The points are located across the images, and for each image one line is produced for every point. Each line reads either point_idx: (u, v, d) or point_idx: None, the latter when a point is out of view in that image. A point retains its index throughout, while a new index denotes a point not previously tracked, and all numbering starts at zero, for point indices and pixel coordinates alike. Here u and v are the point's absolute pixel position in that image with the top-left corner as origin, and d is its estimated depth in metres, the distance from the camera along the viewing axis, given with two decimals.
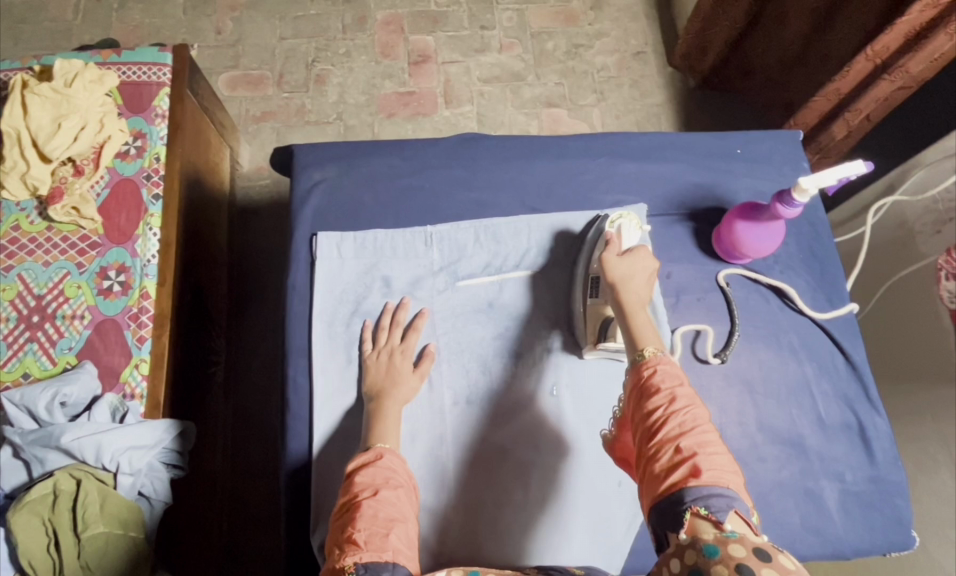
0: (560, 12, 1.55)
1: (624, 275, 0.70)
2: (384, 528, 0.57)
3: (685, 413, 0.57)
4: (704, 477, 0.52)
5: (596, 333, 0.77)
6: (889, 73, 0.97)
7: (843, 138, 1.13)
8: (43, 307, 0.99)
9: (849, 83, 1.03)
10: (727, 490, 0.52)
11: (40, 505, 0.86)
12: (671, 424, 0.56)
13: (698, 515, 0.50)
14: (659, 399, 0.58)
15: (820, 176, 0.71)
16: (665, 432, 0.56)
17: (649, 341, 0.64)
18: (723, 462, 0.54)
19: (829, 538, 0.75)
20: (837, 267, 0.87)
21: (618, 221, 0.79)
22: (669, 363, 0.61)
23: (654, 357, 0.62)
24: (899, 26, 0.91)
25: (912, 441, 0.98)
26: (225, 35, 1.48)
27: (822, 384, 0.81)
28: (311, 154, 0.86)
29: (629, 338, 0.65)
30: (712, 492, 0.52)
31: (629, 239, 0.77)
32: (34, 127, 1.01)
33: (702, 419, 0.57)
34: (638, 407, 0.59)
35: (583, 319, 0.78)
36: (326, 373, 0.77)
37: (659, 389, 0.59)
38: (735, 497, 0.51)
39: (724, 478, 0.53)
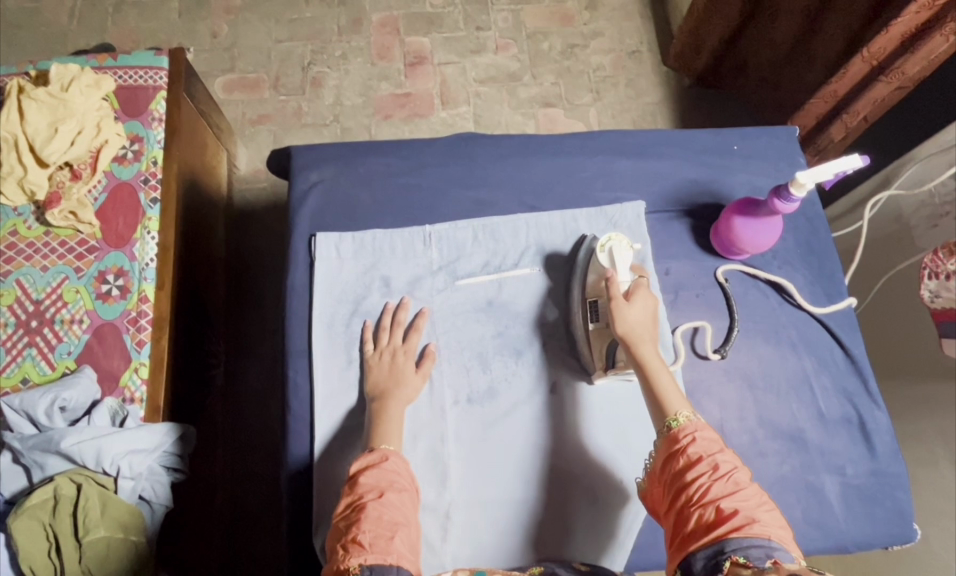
0: (555, 12, 1.55)
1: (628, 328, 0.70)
2: (389, 531, 0.57)
3: (729, 477, 0.58)
4: (748, 529, 0.53)
5: (604, 357, 0.76)
6: (885, 75, 0.97)
7: (841, 140, 1.13)
8: (42, 312, 0.99)
9: (846, 84, 1.04)
10: (770, 541, 0.53)
11: (40, 510, 0.86)
12: (714, 489, 0.57)
13: (737, 564, 0.51)
14: (701, 466, 0.59)
15: (816, 171, 0.71)
16: (709, 497, 0.57)
17: (678, 407, 0.65)
18: (768, 520, 0.55)
19: (831, 532, 0.75)
20: (835, 261, 0.87)
21: (608, 245, 0.79)
22: (706, 431, 0.62)
23: (690, 424, 0.63)
24: (893, 29, 0.91)
25: (913, 434, 0.98)
26: (221, 38, 1.48)
27: (822, 378, 0.81)
28: (308, 155, 0.86)
29: (654, 399, 0.66)
30: (751, 543, 0.53)
31: (623, 269, 0.77)
32: (30, 131, 1.02)
33: (744, 483, 0.58)
34: (678, 473, 0.60)
35: (587, 343, 0.78)
36: (327, 374, 0.77)
37: (700, 457, 0.60)
38: (777, 547, 0.52)
39: (767, 531, 0.54)
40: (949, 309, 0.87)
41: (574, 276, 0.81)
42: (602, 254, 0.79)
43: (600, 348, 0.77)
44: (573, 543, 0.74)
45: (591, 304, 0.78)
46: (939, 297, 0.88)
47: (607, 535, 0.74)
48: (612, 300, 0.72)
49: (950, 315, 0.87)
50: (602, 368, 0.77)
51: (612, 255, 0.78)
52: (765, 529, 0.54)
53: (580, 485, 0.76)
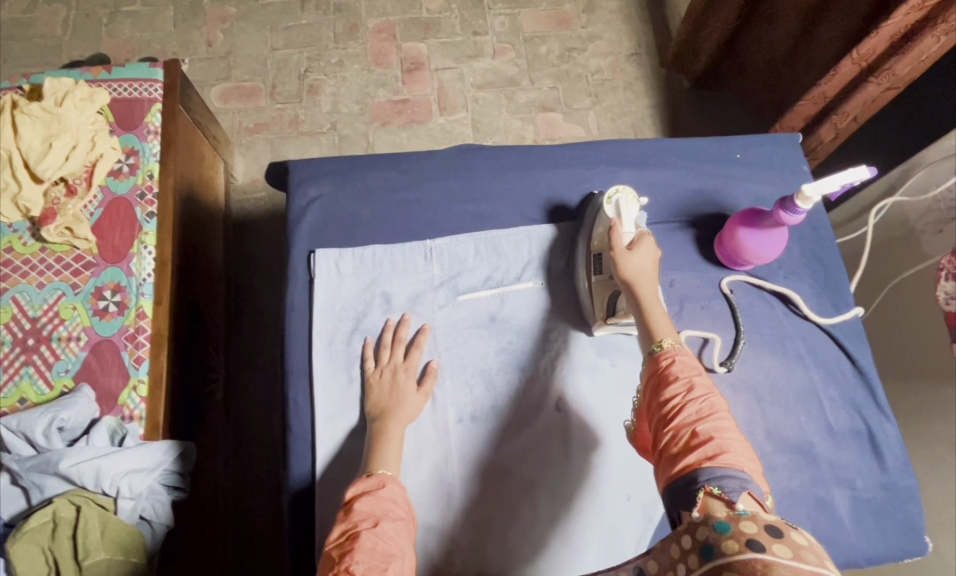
0: (553, 15, 1.54)
1: (635, 275, 0.69)
2: (382, 563, 0.55)
3: (704, 399, 0.57)
4: (722, 459, 0.52)
5: (606, 308, 0.77)
6: (875, 75, 0.95)
7: (832, 141, 1.11)
8: (38, 330, 0.98)
9: (836, 85, 1.02)
10: (743, 472, 0.52)
11: (39, 533, 0.85)
12: (689, 409, 0.56)
13: (714, 496, 0.50)
14: (676, 386, 0.57)
15: (822, 183, 0.71)
16: (682, 418, 0.56)
17: (666, 332, 0.63)
18: (741, 450, 0.54)
19: (842, 547, 0.74)
20: (841, 270, 0.86)
21: (614, 198, 0.77)
22: (687, 353, 0.60)
23: (672, 348, 0.61)
24: (884, 29, 0.90)
25: (921, 441, 0.97)
26: (216, 46, 1.47)
27: (830, 391, 0.80)
28: (306, 169, 0.85)
29: (644, 326, 0.65)
30: (726, 474, 0.52)
31: (627, 220, 0.75)
32: (24, 147, 1.01)
33: (721, 406, 0.57)
34: (655, 395, 0.59)
35: (589, 295, 0.79)
36: (327, 393, 0.76)
37: (677, 376, 0.58)
38: (750, 479, 0.52)
39: (739, 462, 0.53)
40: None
41: (578, 287, 0.80)
42: (609, 206, 0.77)
43: (601, 300, 0.78)
44: (581, 562, 0.72)
45: (595, 257, 0.79)
46: (954, 299, 0.93)
47: (616, 552, 0.73)
48: (613, 250, 0.71)
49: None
50: (602, 319, 0.78)
51: (618, 207, 0.76)
52: (737, 459, 0.53)
53: (588, 502, 0.74)
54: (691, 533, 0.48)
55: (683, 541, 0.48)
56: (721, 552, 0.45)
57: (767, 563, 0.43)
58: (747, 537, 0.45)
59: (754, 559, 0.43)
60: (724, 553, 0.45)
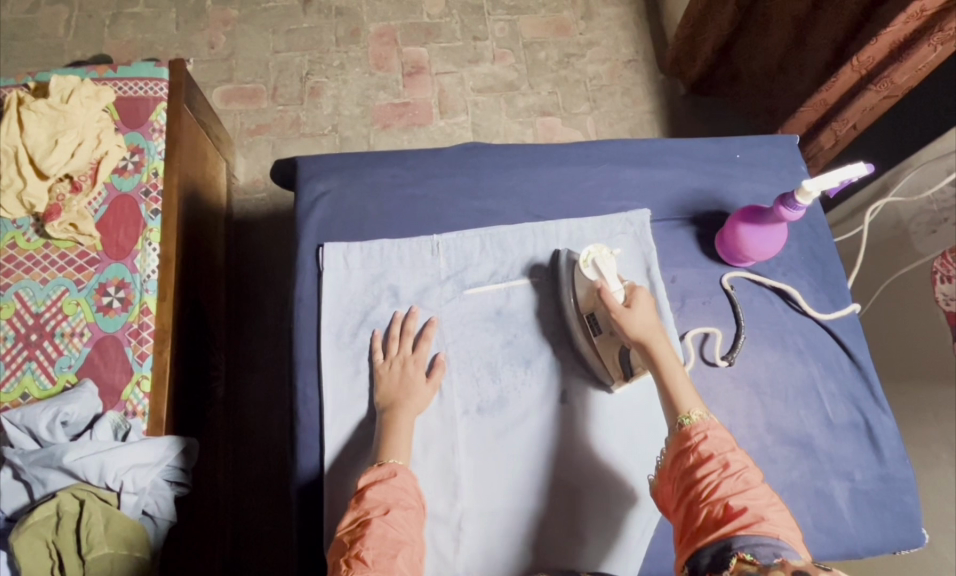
0: (552, 21, 1.56)
1: (648, 337, 0.70)
2: (392, 550, 0.57)
3: (739, 475, 0.59)
4: (757, 528, 0.54)
5: (619, 367, 0.76)
6: (874, 83, 0.98)
7: (831, 148, 1.14)
8: (41, 325, 0.98)
9: (836, 93, 1.05)
10: (778, 539, 0.54)
11: (43, 527, 0.84)
12: (724, 485, 0.59)
13: (745, 561, 0.52)
14: (712, 464, 0.60)
15: (823, 179, 0.72)
16: (717, 493, 0.59)
17: (692, 404, 0.66)
18: (778, 519, 0.56)
19: (842, 538, 0.75)
20: (838, 268, 0.88)
21: (590, 260, 0.76)
22: (718, 429, 0.63)
23: (701, 422, 0.64)
24: (882, 38, 0.92)
25: (916, 438, 0.99)
26: (218, 49, 1.48)
27: (829, 384, 0.82)
28: (314, 165, 0.86)
29: (667, 394, 0.67)
30: (760, 541, 0.54)
31: (611, 279, 0.75)
32: (30, 144, 1.01)
33: (755, 481, 0.59)
34: (688, 468, 0.61)
35: (594, 355, 0.78)
36: (336, 384, 0.77)
37: (711, 454, 0.61)
38: (784, 545, 0.53)
39: (775, 530, 0.55)
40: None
41: (563, 295, 0.81)
42: (588, 270, 0.77)
43: (613, 361, 0.77)
44: (587, 552, 0.74)
45: (588, 318, 0.78)
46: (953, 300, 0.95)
47: (620, 543, 0.74)
48: (614, 312, 0.71)
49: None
50: (619, 378, 0.77)
51: (598, 268, 0.76)
52: (773, 527, 0.55)
53: (591, 493, 0.76)
54: None
55: None
56: None
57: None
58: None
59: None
60: None
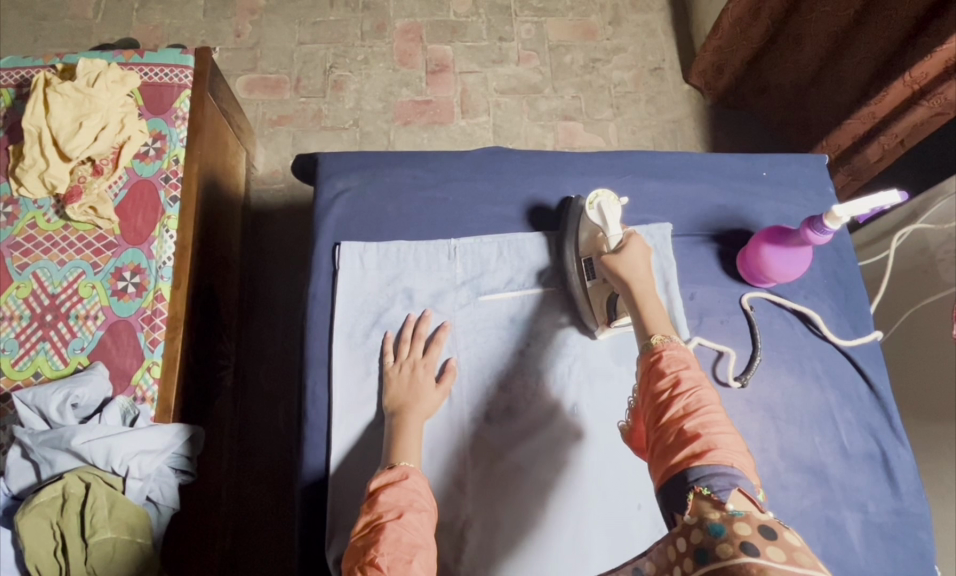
0: (579, 25, 1.55)
1: (630, 276, 0.68)
2: (407, 554, 0.56)
3: (691, 392, 0.55)
4: (710, 457, 0.51)
5: (604, 312, 0.78)
6: (926, 99, 0.96)
7: (877, 162, 1.12)
8: (57, 306, 0.98)
9: (886, 107, 1.03)
10: (733, 469, 0.51)
11: (48, 508, 0.85)
12: (676, 406, 0.55)
13: (701, 496, 0.49)
14: (664, 382, 0.57)
15: (853, 205, 0.71)
16: (670, 416, 0.55)
17: (659, 328, 0.62)
18: (732, 444, 0.53)
19: (852, 570, 0.73)
20: (861, 294, 0.87)
21: (596, 202, 0.76)
22: (676, 347, 0.59)
23: (662, 343, 0.60)
24: (938, 54, 0.91)
25: (931, 470, 0.98)
26: (244, 38, 1.48)
27: (846, 412, 0.80)
28: (336, 162, 0.86)
29: (639, 323, 0.63)
30: (715, 471, 0.50)
31: (613, 224, 0.74)
32: (55, 125, 1.00)
33: (710, 399, 0.55)
34: (647, 392, 0.58)
35: (585, 299, 0.79)
36: (345, 384, 0.76)
37: (664, 373, 0.57)
38: (739, 474, 0.50)
39: (729, 457, 0.52)
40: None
41: (567, 253, 0.81)
42: (592, 212, 0.76)
43: (600, 305, 0.78)
44: (586, 557, 0.72)
45: (586, 263, 0.79)
46: None
47: (620, 549, 0.73)
48: (605, 259, 0.69)
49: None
50: (604, 323, 0.79)
51: (602, 213, 0.75)
52: (726, 454, 0.52)
53: (599, 509, 0.74)
54: (686, 536, 0.49)
55: (679, 544, 0.49)
56: (716, 556, 0.45)
57: (761, 566, 0.42)
58: (742, 539, 0.45)
59: (750, 563, 0.43)
60: (718, 557, 0.45)
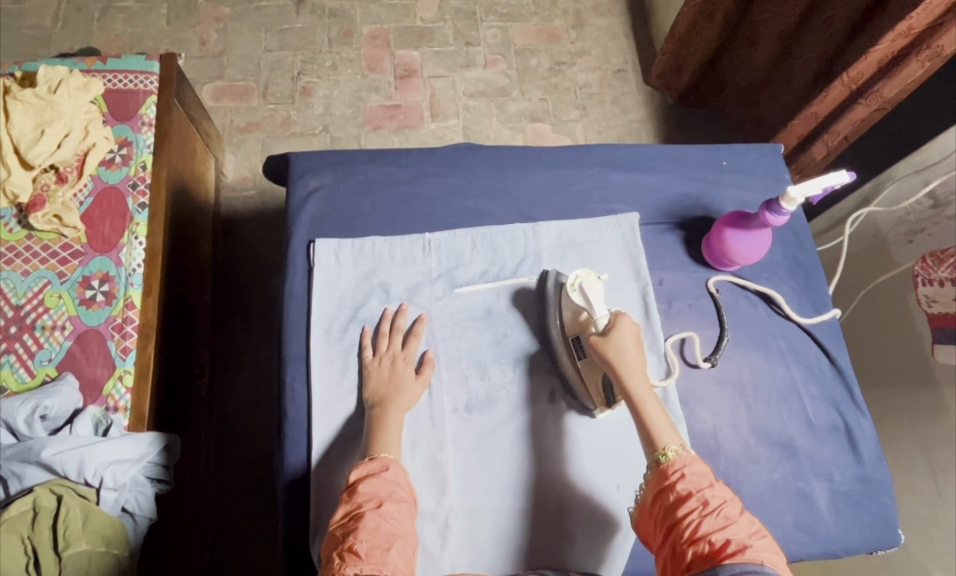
0: (543, 30, 1.58)
1: (622, 364, 0.70)
2: (386, 542, 0.57)
3: (718, 511, 0.60)
4: (741, 557, 0.56)
5: (602, 393, 0.76)
6: (864, 98, 1.01)
7: (822, 159, 1.16)
8: (21, 317, 0.96)
9: (826, 107, 1.07)
10: (762, 566, 0.55)
11: (18, 522, 0.83)
12: (704, 523, 0.59)
13: None
14: (690, 500, 0.61)
15: (807, 185, 0.74)
16: (699, 531, 0.59)
17: (669, 439, 0.66)
18: (760, 547, 0.58)
19: (821, 537, 0.76)
20: (820, 274, 0.91)
21: (578, 283, 0.78)
22: (693, 463, 0.64)
23: (677, 457, 0.64)
24: (872, 54, 0.95)
25: (892, 444, 1.02)
26: (210, 45, 1.47)
27: (810, 387, 0.83)
28: (307, 161, 0.87)
29: (644, 431, 0.68)
30: (746, 572, 0.55)
31: (597, 304, 0.76)
32: (16, 133, 0.99)
33: (733, 513, 0.60)
34: (669, 510, 0.62)
35: (578, 378, 0.77)
36: (323, 379, 0.77)
37: (688, 490, 0.62)
38: (770, 574, 0.55)
39: (759, 556, 0.56)
40: (946, 313, 0.91)
41: (549, 319, 0.80)
42: (574, 294, 0.78)
43: (594, 385, 0.76)
44: (572, 550, 0.74)
45: (574, 341, 0.77)
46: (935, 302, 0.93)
47: (604, 545, 0.74)
48: (594, 344, 0.72)
49: (947, 320, 0.92)
50: (602, 403, 0.77)
51: (584, 292, 0.77)
52: (757, 555, 0.57)
53: (579, 495, 0.76)
54: None
55: None
56: None
57: None
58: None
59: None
60: None
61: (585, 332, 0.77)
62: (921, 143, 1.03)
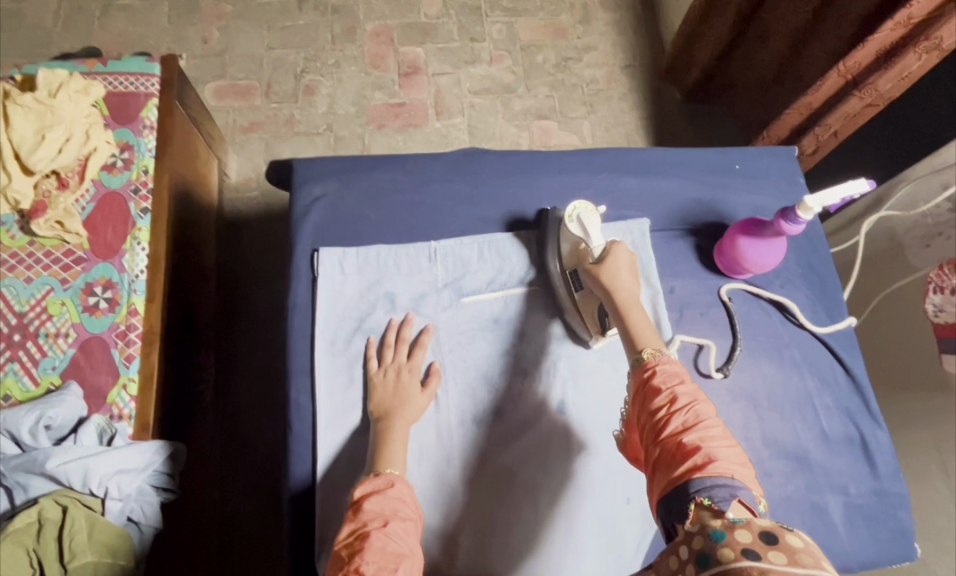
0: (550, 24, 1.55)
1: (611, 281, 0.69)
2: (393, 562, 0.55)
3: (688, 409, 0.57)
4: (711, 469, 0.52)
5: (597, 323, 0.78)
6: (859, 90, 1.01)
7: (812, 152, 1.17)
8: (25, 325, 0.95)
9: (821, 96, 1.07)
10: (733, 480, 0.52)
11: (24, 535, 0.82)
12: (674, 422, 0.56)
13: (703, 507, 0.50)
14: (660, 399, 0.58)
15: (825, 195, 0.73)
16: (668, 430, 0.56)
17: (647, 341, 0.64)
18: (729, 456, 0.54)
19: (837, 552, 0.75)
20: (835, 281, 0.89)
21: (577, 214, 0.79)
22: (669, 363, 0.60)
23: (654, 358, 0.61)
24: (870, 44, 0.94)
25: (907, 451, 1.00)
26: (211, 44, 1.45)
27: (825, 397, 0.82)
28: (311, 168, 0.85)
29: (625, 335, 0.65)
30: (716, 483, 0.52)
31: (594, 233, 0.77)
32: (16, 139, 0.97)
33: (707, 414, 0.57)
34: (642, 409, 0.59)
35: (576, 311, 0.79)
36: (328, 392, 0.75)
37: (660, 389, 0.59)
38: (739, 486, 0.52)
39: (728, 469, 0.53)
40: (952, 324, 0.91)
41: (548, 256, 0.81)
42: (572, 224, 0.79)
43: (591, 316, 0.78)
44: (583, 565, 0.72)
45: (571, 275, 0.78)
46: (942, 311, 0.92)
47: (615, 555, 0.73)
48: (588, 267, 0.71)
49: (952, 331, 0.92)
50: (598, 332, 0.79)
51: (583, 223, 0.78)
52: (725, 466, 0.53)
53: (591, 510, 0.74)
54: (688, 543, 0.47)
55: (682, 552, 0.47)
56: (717, 561, 0.44)
57: (762, 569, 0.41)
58: (742, 544, 0.44)
59: (750, 565, 0.42)
60: (719, 561, 0.44)
61: (581, 262, 0.76)
62: (938, 147, 1.00)
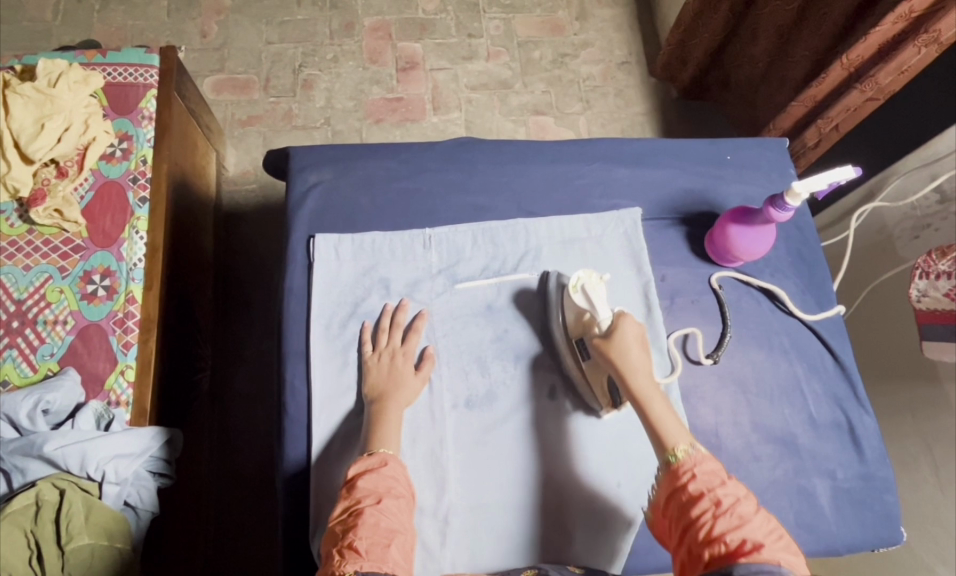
0: (547, 21, 1.57)
1: (625, 366, 0.69)
2: (386, 538, 0.57)
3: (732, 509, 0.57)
4: (758, 555, 0.53)
5: (607, 395, 0.76)
6: (860, 82, 1.00)
7: (813, 146, 1.15)
8: (23, 312, 0.96)
9: (826, 89, 1.07)
10: (781, 567, 0.53)
11: (21, 516, 0.83)
12: (719, 523, 0.57)
13: None
14: (703, 501, 0.58)
15: (812, 180, 0.73)
16: (713, 531, 0.56)
17: (675, 437, 0.64)
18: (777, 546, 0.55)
19: (823, 535, 0.76)
20: (824, 270, 0.90)
21: (580, 284, 0.75)
22: (704, 463, 0.61)
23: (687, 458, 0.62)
24: (871, 36, 0.94)
25: (896, 440, 1.01)
26: (210, 38, 1.46)
27: (813, 383, 0.83)
28: (307, 156, 0.86)
29: (651, 431, 0.66)
30: (761, 570, 0.52)
31: (601, 305, 0.74)
32: (15, 127, 0.98)
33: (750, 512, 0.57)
34: (682, 511, 0.59)
35: (584, 381, 0.77)
36: (323, 375, 0.77)
37: (700, 492, 0.59)
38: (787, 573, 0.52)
39: (776, 557, 0.54)
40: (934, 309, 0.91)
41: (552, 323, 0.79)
42: (577, 296, 0.76)
43: (600, 387, 0.76)
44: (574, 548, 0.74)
45: (576, 342, 0.77)
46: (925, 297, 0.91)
47: (607, 542, 0.74)
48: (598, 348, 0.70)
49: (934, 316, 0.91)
50: (608, 404, 0.77)
51: (587, 295, 0.75)
52: (773, 554, 0.54)
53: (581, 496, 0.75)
54: None
55: None
56: None
57: None
58: None
59: None
60: None
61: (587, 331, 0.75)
62: (926, 140, 1.01)
